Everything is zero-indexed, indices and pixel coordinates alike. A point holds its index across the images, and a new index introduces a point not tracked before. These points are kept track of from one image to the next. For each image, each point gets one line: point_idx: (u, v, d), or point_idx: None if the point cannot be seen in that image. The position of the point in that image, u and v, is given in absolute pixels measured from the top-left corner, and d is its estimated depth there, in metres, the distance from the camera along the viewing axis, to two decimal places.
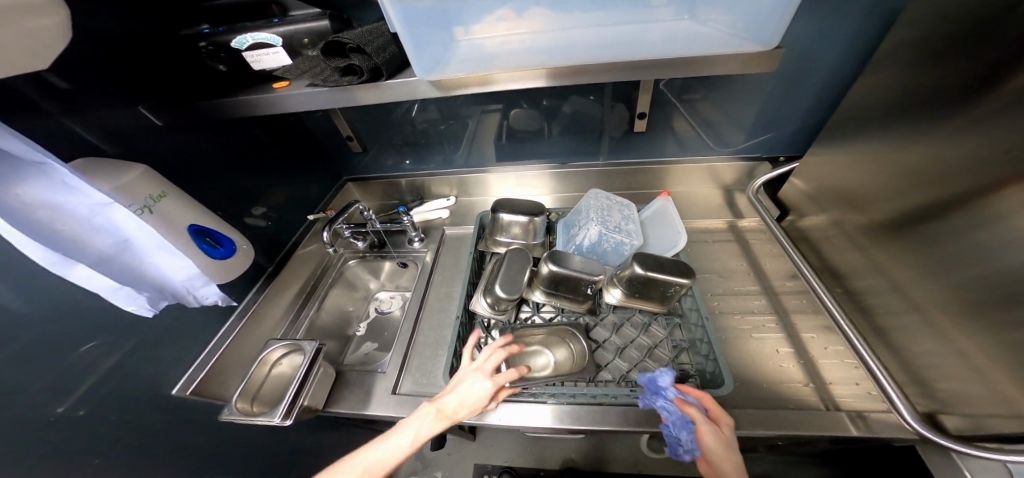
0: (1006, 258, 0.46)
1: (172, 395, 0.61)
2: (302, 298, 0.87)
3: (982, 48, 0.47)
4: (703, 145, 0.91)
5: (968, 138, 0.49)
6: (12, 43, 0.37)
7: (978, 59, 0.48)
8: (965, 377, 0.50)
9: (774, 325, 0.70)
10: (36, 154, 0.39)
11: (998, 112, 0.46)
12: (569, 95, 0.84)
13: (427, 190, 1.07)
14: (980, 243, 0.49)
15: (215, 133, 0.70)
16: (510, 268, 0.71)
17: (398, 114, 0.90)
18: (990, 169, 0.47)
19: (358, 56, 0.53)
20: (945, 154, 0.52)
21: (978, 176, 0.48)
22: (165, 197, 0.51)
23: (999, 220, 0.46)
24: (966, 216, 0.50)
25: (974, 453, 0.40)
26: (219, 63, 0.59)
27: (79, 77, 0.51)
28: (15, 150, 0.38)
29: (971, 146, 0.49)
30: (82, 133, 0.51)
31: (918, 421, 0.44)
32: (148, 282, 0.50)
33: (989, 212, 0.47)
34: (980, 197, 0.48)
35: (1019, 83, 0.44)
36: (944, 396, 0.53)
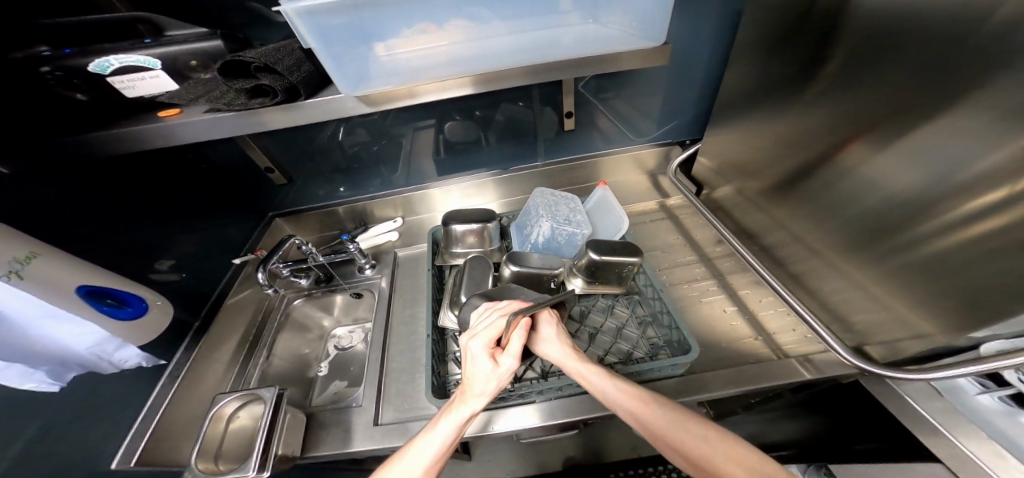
0: (855, 205, 0.57)
1: (112, 470, 0.51)
2: (243, 354, 0.75)
3: (808, 40, 0.59)
4: (627, 137, 1.00)
5: (809, 110, 0.62)
6: None
7: (805, 49, 0.60)
8: (866, 310, 0.60)
9: (716, 287, 0.80)
10: None
11: (821, 88, 0.59)
12: (500, 102, 0.87)
13: (371, 215, 1.01)
14: (837, 193, 0.60)
15: (100, 179, 0.60)
16: (472, 276, 0.70)
17: (324, 136, 0.84)
18: (829, 134, 0.59)
19: (267, 75, 0.49)
20: (800, 124, 0.64)
21: (823, 140, 0.60)
22: (37, 258, 0.41)
23: (844, 174, 0.58)
24: (823, 174, 0.62)
25: (893, 374, 0.47)
26: (74, 91, 0.49)
27: None
28: None
29: (811, 117, 0.62)
30: None
31: (844, 348, 0.52)
32: (43, 356, 0.41)
33: (838, 168, 0.59)
34: (828, 157, 0.60)
35: (831, 64, 0.56)
36: (861, 328, 0.61)
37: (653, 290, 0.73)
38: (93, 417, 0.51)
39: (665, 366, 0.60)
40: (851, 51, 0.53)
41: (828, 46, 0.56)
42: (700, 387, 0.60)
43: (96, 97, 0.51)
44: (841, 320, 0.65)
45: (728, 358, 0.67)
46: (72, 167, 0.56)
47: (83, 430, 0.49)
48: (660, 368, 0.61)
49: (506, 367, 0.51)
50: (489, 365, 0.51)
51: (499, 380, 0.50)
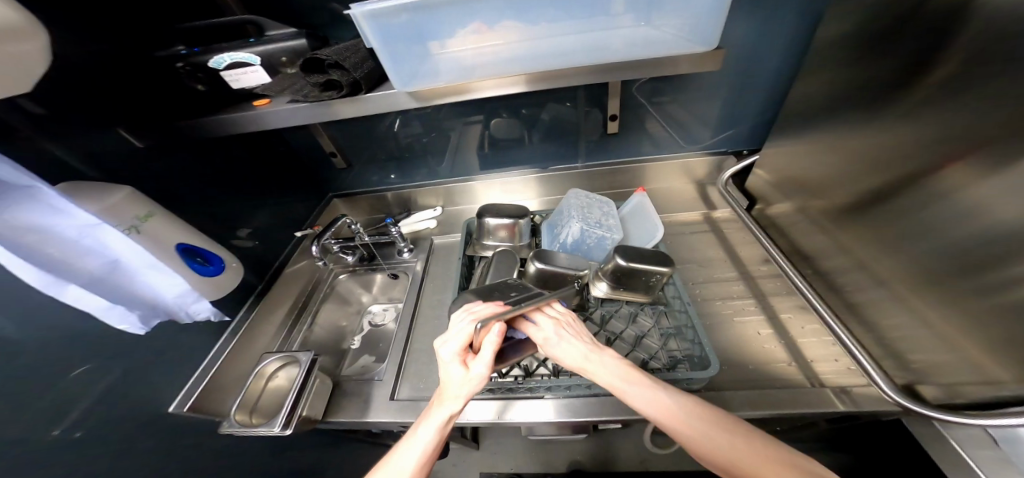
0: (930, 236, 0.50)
1: (168, 413, 0.59)
2: (292, 317, 0.86)
3: (895, 46, 0.52)
4: (677, 144, 0.95)
5: (884, 125, 0.55)
6: None
7: (889, 56, 0.53)
8: (936, 359, 0.52)
9: (754, 307, 0.74)
10: (21, 176, 0.40)
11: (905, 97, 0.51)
12: (547, 102, 0.88)
13: (415, 202, 1.08)
14: (907, 221, 0.53)
15: (202, 156, 0.72)
16: (498, 269, 0.73)
17: (381, 128, 0.92)
18: (910, 152, 0.51)
19: (337, 71, 0.55)
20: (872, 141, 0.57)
21: (900, 162, 0.53)
22: (152, 217, 0.52)
23: (919, 200, 0.51)
24: (892, 199, 0.55)
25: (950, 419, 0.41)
26: (197, 82, 0.60)
27: (54, 103, 0.52)
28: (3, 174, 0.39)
29: (886, 130, 0.54)
30: (65, 158, 0.51)
31: (897, 392, 0.46)
32: (138, 301, 0.49)
33: (912, 193, 0.52)
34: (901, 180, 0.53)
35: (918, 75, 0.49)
36: (920, 371, 0.54)
37: (681, 303, 0.70)
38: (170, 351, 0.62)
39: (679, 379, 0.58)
40: (946, 60, 0.46)
41: (919, 53, 0.49)
42: (718, 404, 0.58)
43: (212, 88, 0.61)
44: (900, 365, 0.57)
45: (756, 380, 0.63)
46: (185, 145, 0.69)
47: (158, 363, 0.60)
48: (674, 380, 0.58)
49: (480, 364, 0.52)
50: (461, 369, 0.52)
51: (473, 383, 0.51)
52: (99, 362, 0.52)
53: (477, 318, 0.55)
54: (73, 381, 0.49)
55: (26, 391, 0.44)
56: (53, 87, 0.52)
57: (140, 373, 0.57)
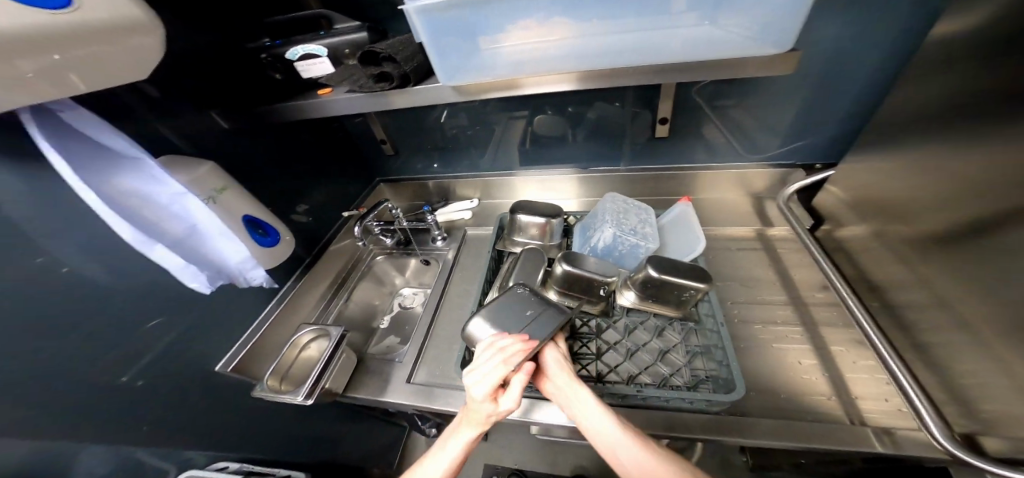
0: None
1: (215, 371, 0.67)
2: (332, 290, 0.93)
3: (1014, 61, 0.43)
4: (736, 152, 0.87)
5: (991, 150, 0.46)
6: (117, 58, 0.41)
7: (1002, 71, 0.44)
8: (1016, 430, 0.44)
9: (800, 336, 0.68)
10: (132, 149, 0.48)
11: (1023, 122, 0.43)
12: (596, 101, 0.85)
13: (454, 193, 1.11)
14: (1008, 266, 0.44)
15: (272, 137, 0.80)
16: (524, 266, 0.73)
17: (428, 120, 0.95)
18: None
19: (390, 64, 0.58)
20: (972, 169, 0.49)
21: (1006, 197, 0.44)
22: (226, 189, 0.59)
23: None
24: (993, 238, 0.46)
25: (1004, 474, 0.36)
26: (276, 72, 0.67)
27: (166, 87, 0.60)
28: (118, 146, 0.47)
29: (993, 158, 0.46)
30: (167, 134, 0.60)
31: (950, 441, 0.40)
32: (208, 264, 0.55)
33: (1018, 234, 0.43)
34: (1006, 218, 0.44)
35: None
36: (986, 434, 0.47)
37: (715, 320, 0.65)
38: (227, 310, 0.71)
39: (700, 398, 0.55)
40: None
41: None
42: (741, 429, 0.56)
43: (287, 77, 0.67)
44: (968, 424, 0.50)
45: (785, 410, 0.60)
46: (262, 128, 0.78)
47: (220, 316, 0.69)
48: (692, 399, 0.56)
49: (511, 396, 0.51)
50: (482, 405, 0.51)
51: (495, 414, 0.51)
52: (168, 315, 0.61)
53: (509, 358, 0.51)
54: (148, 329, 0.58)
55: (108, 338, 0.53)
56: (169, 74, 0.61)
57: (202, 328, 0.66)
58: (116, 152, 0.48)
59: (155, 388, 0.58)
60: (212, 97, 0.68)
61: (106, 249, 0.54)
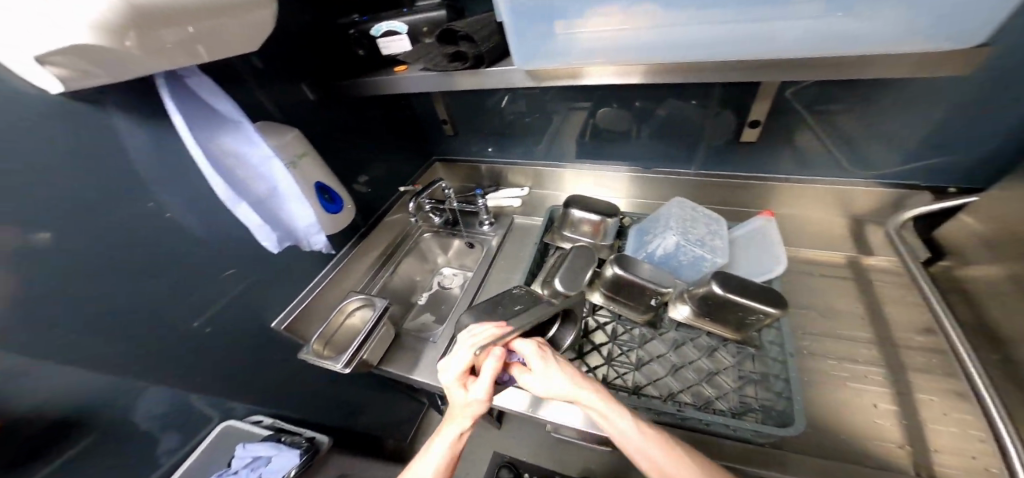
0: None
1: (271, 327, 0.74)
2: (380, 262, 0.97)
3: None
4: (836, 166, 0.76)
5: None
6: (236, 30, 0.44)
7: None
8: None
9: (881, 379, 0.61)
10: (235, 111, 0.52)
11: None
12: (669, 98, 0.79)
13: (505, 179, 1.11)
14: None
15: (347, 110, 0.83)
16: (572, 265, 0.71)
17: (490, 102, 0.94)
18: None
19: (466, 44, 0.58)
20: None
21: None
22: (305, 156, 0.64)
23: None
24: None
25: None
26: (359, 48, 0.68)
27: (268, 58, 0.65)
28: (224, 108, 0.52)
29: None
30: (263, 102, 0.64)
31: None
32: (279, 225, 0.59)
33: None
34: None
35: None
36: None
37: (781, 351, 0.60)
38: (287, 270, 0.76)
39: (747, 429, 0.51)
40: None
41: None
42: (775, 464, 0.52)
43: (370, 53, 0.68)
44: None
45: (837, 453, 0.55)
46: (339, 101, 0.81)
47: (283, 273, 0.76)
48: (738, 427, 0.51)
49: (478, 393, 0.51)
50: (460, 393, 0.53)
51: (473, 401, 0.52)
52: (241, 268, 0.67)
53: (477, 342, 0.52)
54: (224, 278, 0.65)
55: (191, 282, 0.60)
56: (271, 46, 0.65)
57: (265, 283, 0.72)
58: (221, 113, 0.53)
59: (221, 332, 0.65)
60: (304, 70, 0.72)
61: (203, 203, 0.60)
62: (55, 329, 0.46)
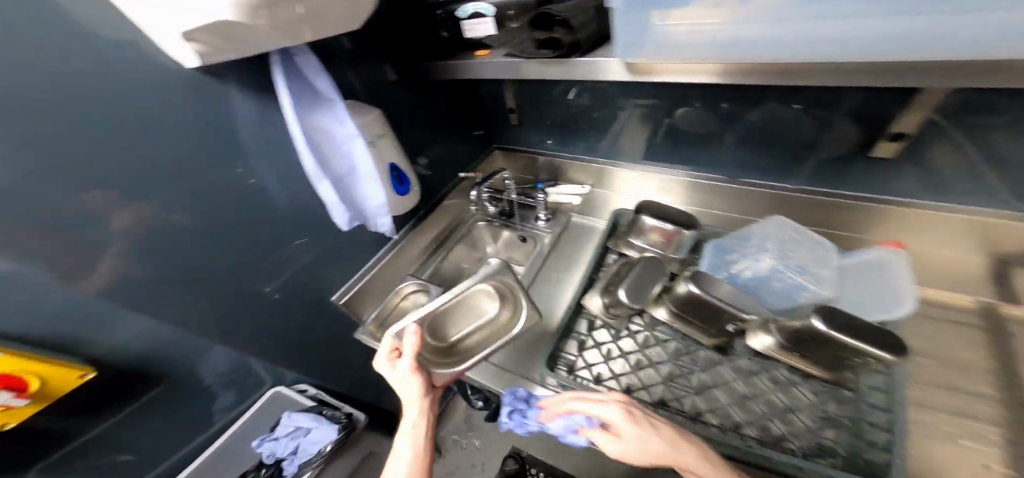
0: None
1: (330, 300, 0.81)
2: (433, 247, 0.96)
3: None
4: (986, 192, 0.62)
5: None
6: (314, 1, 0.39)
7: None
8: None
9: (1006, 448, 0.52)
10: (331, 90, 0.54)
11: None
12: (765, 100, 0.69)
13: (564, 174, 1.05)
14: None
15: (421, 94, 0.83)
16: (641, 276, 0.65)
17: (558, 90, 0.90)
18: None
19: (562, 29, 0.53)
20: None
21: None
22: (383, 137, 0.66)
23: None
24: None
25: None
26: (444, 30, 0.67)
27: (358, 39, 0.65)
28: (322, 86, 0.53)
29: None
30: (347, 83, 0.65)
31: None
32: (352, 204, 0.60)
33: None
34: None
35: None
36: None
37: (890, 400, 0.53)
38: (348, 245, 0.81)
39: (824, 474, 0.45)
40: None
41: None
42: None
43: (453, 35, 0.67)
44: None
45: None
46: (416, 84, 0.81)
47: (345, 248, 0.80)
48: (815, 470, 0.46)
49: (413, 383, 0.61)
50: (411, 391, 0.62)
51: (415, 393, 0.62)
52: (313, 240, 0.74)
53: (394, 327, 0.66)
54: (297, 246, 0.71)
55: (274, 248, 0.67)
56: (365, 29, 0.66)
57: (330, 255, 0.78)
58: (316, 89, 0.55)
59: (287, 295, 0.74)
60: (389, 51, 0.72)
61: (290, 179, 0.66)
62: (154, 285, 0.53)
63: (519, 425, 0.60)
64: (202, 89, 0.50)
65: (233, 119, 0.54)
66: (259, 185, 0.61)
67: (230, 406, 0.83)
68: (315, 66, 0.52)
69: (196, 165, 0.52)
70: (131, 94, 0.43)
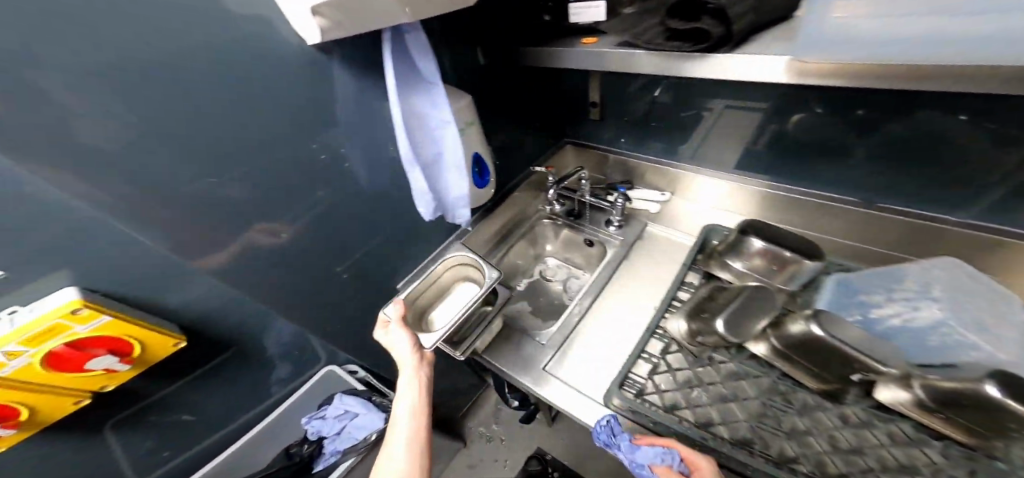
0: None
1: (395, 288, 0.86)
2: (495, 242, 0.93)
3: None
4: None
5: None
6: None
7: None
8: None
9: None
10: (433, 75, 0.55)
11: None
12: (917, 109, 0.55)
13: (641, 177, 0.95)
14: None
15: (504, 83, 0.79)
16: (744, 307, 0.54)
17: (638, 83, 0.82)
18: None
19: (710, 19, 0.43)
20: None
21: None
22: (472, 126, 0.64)
23: None
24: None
25: None
26: (546, 13, 0.61)
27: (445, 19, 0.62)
28: (426, 71, 0.54)
29: None
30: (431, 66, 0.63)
31: None
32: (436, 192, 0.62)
33: None
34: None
35: None
36: None
37: None
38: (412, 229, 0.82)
39: None
40: None
41: None
42: None
43: (555, 19, 0.60)
44: None
45: None
46: (500, 72, 0.77)
47: (407, 232, 0.81)
48: None
49: (402, 339, 0.65)
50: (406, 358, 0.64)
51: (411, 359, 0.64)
52: (382, 223, 0.75)
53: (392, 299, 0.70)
54: (361, 229, 0.72)
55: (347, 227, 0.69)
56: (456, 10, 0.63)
57: (393, 238, 0.79)
58: (418, 73, 0.56)
59: (354, 273, 0.76)
60: (477, 35, 0.68)
61: (372, 159, 0.67)
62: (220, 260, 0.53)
63: (626, 453, 0.54)
64: (294, 71, 0.51)
65: (322, 102, 0.56)
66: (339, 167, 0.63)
67: (291, 372, 0.90)
68: (424, 50, 0.52)
69: (288, 150, 0.55)
70: (235, 76, 0.46)
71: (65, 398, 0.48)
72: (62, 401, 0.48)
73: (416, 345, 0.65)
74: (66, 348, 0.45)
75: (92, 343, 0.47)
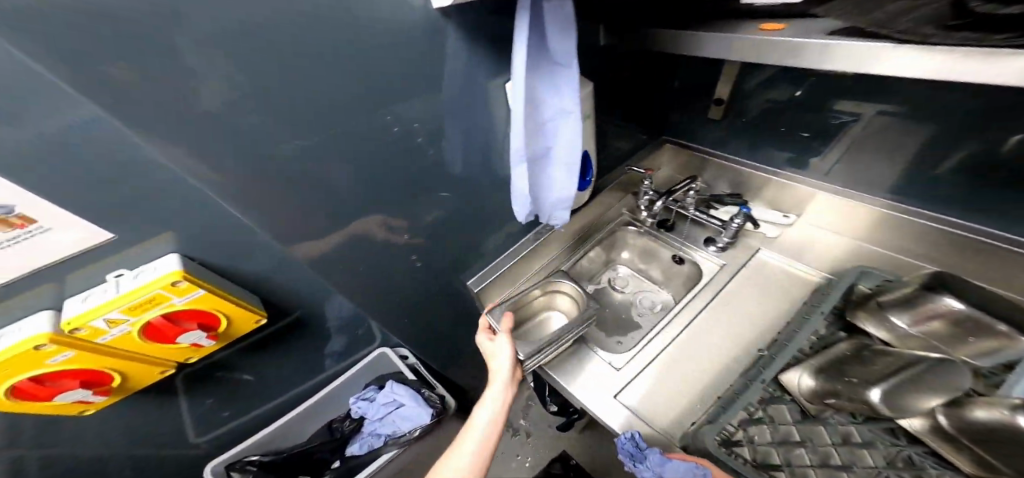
0: None
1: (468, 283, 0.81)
2: (571, 246, 0.86)
3: None
4: None
5: None
6: None
7: None
8: None
9: None
10: (565, 55, 0.46)
11: None
12: None
13: (754, 191, 0.82)
14: None
15: (621, 66, 0.69)
16: (914, 381, 0.41)
17: (765, 76, 0.69)
18: None
19: None
20: None
21: None
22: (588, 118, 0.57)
23: None
24: None
25: None
26: None
27: None
28: (558, 49, 0.45)
29: None
30: None
31: None
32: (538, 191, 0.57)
33: None
34: None
35: None
36: None
37: None
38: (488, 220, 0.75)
39: None
40: None
41: None
42: None
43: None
44: None
45: None
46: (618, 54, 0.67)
47: (484, 223, 0.75)
48: None
49: (505, 349, 0.61)
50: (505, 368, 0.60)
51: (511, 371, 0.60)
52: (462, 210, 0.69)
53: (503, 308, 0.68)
54: (440, 214, 0.66)
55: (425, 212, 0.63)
56: None
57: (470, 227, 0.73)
58: (546, 50, 0.46)
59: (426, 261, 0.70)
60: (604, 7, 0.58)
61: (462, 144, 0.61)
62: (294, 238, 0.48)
63: (654, 466, 0.49)
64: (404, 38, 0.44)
65: (424, 73, 0.48)
66: (432, 152, 0.57)
67: (345, 349, 0.88)
68: (566, 25, 0.43)
69: (387, 132, 0.49)
70: (345, 42, 0.39)
71: (154, 367, 0.51)
72: (151, 370, 0.52)
73: (516, 360, 0.61)
74: (161, 319, 0.45)
75: (185, 316, 0.47)
